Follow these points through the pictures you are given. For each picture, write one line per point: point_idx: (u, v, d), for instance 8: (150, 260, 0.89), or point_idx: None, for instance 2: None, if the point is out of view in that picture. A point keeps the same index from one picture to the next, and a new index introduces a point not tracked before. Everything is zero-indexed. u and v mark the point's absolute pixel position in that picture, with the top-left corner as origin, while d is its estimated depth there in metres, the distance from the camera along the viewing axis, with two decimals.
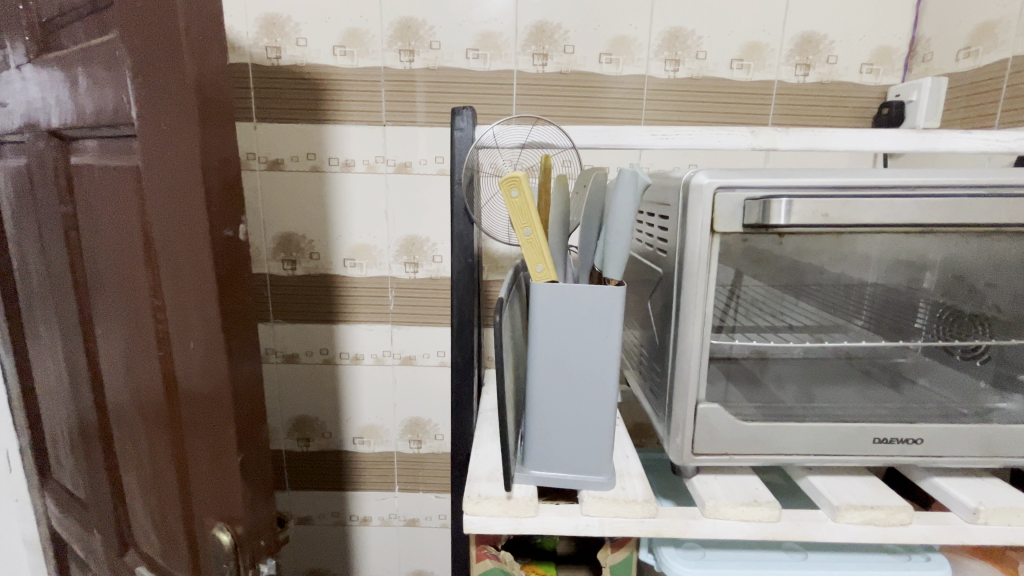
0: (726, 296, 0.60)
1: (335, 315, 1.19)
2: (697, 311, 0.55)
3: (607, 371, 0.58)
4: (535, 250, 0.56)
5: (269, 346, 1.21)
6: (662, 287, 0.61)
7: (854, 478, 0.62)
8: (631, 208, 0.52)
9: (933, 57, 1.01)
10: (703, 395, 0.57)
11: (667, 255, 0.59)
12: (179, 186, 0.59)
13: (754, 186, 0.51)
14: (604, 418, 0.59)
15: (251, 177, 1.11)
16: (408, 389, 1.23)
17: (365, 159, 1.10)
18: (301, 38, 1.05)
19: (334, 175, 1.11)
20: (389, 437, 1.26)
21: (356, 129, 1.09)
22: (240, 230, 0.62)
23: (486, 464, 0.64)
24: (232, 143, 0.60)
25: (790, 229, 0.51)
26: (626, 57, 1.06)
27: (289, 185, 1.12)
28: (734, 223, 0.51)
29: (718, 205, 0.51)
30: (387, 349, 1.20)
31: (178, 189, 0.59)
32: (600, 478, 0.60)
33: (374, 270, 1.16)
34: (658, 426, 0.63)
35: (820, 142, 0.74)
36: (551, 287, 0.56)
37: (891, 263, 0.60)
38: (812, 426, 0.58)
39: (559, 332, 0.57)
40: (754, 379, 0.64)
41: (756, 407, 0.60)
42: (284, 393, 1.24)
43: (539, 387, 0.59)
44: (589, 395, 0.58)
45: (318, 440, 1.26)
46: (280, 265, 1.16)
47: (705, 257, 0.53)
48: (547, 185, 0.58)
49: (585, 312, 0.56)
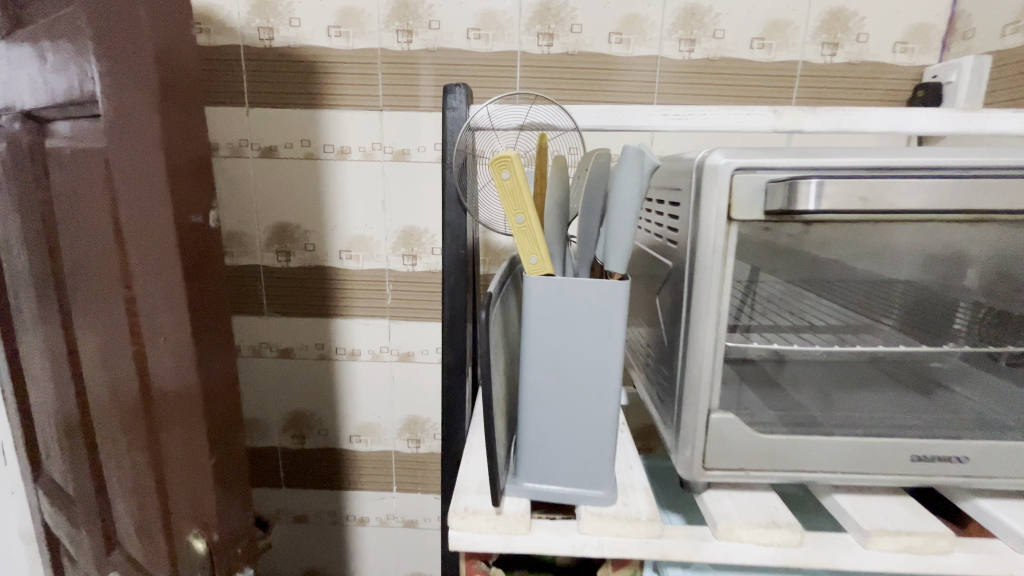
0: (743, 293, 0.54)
1: (332, 309, 1.14)
2: (711, 310, 0.48)
3: (608, 374, 0.52)
4: (529, 240, 0.50)
5: (264, 341, 1.17)
6: (672, 282, 0.54)
7: (885, 498, 0.55)
8: (637, 191, 0.46)
9: (976, 34, 0.92)
10: (716, 403, 0.51)
11: (678, 245, 0.52)
12: (143, 170, 0.55)
13: (779, 167, 0.45)
14: (605, 426, 0.53)
15: (244, 165, 1.07)
16: (407, 386, 1.18)
17: (362, 146, 1.05)
18: (294, 18, 1.00)
19: (329, 163, 1.06)
20: (387, 435, 1.22)
21: (352, 115, 1.04)
22: (210, 216, 0.57)
23: (475, 474, 0.58)
24: (199, 124, 0.55)
25: (819, 216, 0.44)
26: (638, 37, 0.99)
27: (283, 173, 1.07)
28: (754, 209, 0.45)
29: (736, 189, 0.45)
30: (385, 345, 1.16)
31: (142, 172, 0.55)
32: (600, 492, 0.54)
33: (371, 262, 1.11)
34: (666, 436, 0.57)
35: (851, 123, 0.66)
36: (546, 281, 0.50)
37: (926, 257, 0.53)
38: (840, 441, 0.51)
39: (555, 331, 0.51)
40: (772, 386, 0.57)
41: (776, 417, 0.54)
42: (280, 388, 1.20)
43: (534, 392, 0.53)
44: (589, 401, 0.52)
45: (315, 437, 1.23)
46: (274, 256, 1.12)
47: (721, 248, 0.46)
48: (543, 168, 0.52)
49: (585, 308, 0.50)
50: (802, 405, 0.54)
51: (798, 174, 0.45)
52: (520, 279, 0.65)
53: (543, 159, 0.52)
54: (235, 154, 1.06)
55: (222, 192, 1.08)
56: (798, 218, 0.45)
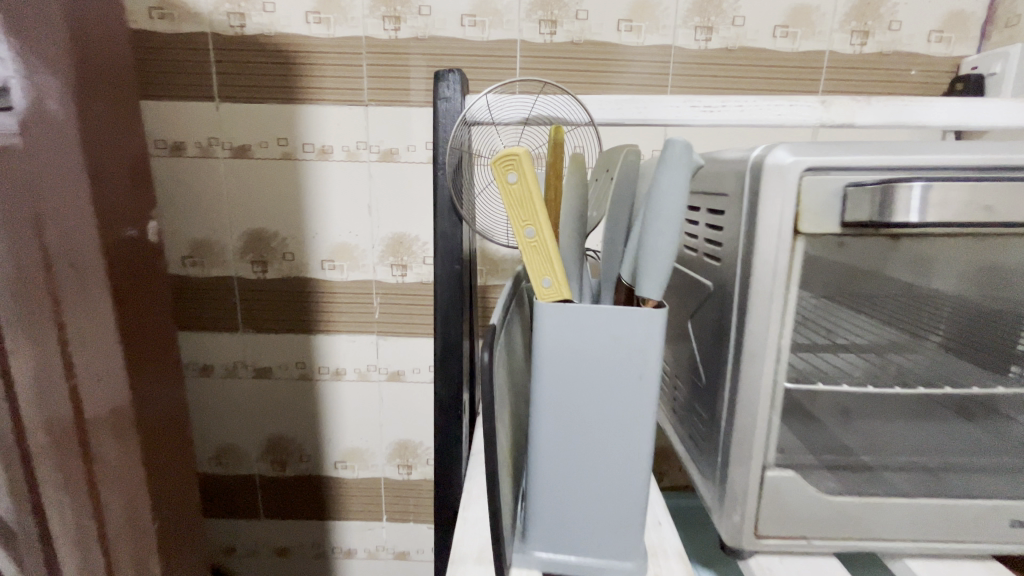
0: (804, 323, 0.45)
1: (313, 324, 1.04)
2: (769, 347, 0.39)
3: (638, 423, 0.42)
4: (540, 257, 0.40)
5: (239, 359, 1.06)
6: (714, 308, 0.45)
7: (967, 565, 0.46)
8: (680, 200, 0.36)
9: (1021, 21, 0.84)
10: (772, 458, 0.41)
11: (723, 264, 0.43)
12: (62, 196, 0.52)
13: (863, 166, 0.35)
14: (634, 486, 0.43)
15: (214, 166, 0.96)
16: (397, 408, 1.08)
17: (345, 145, 0.95)
18: (268, 2, 0.89)
19: (309, 164, 0.96)
20: (375, 461, 1.11)
21: (334, 111, 0.93)
22: (138, 231, 0.58)
23: (474, 538, 0.48)
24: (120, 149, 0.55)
25: (913, 230, 0.35)
26: (650, 24, 0.89)
27: (257, 175, 0.97)
28: (828, 220, 0.35)
29: (806, 194, 0.35)
30: (373, 364, 1.05)
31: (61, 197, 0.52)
32: (628, 564, 0.44)
33: (357, 273, 1.01)
34: (704, 491, 0.47)
35: (911, 116, 0.55)
36: (562, 309, 0.41)
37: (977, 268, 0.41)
38: (903, 502, 0.44)
39: (574, 371, 0.42)
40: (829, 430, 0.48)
41: (838, 473, 0.45)
42: (257, 411, 1.09)
43: (546, 443, 0.43)
44: (615, 456, 0.43)
45: (296, 463, 1.12)
46: (249, 267, 1.01)
47: (782, 271, 0.37)
48: (558, 170, 0.43)
49: (612, 343, 0.41)
50: (855, 451, 0.46)
51: (887, 175, 0.35)
52: (527, 300, 0.55)
53: (559, 160, 0.43)
54: (204, 154, 0.96)
55: (190, 197, 0.98)
56: (882, 232, 0.36)
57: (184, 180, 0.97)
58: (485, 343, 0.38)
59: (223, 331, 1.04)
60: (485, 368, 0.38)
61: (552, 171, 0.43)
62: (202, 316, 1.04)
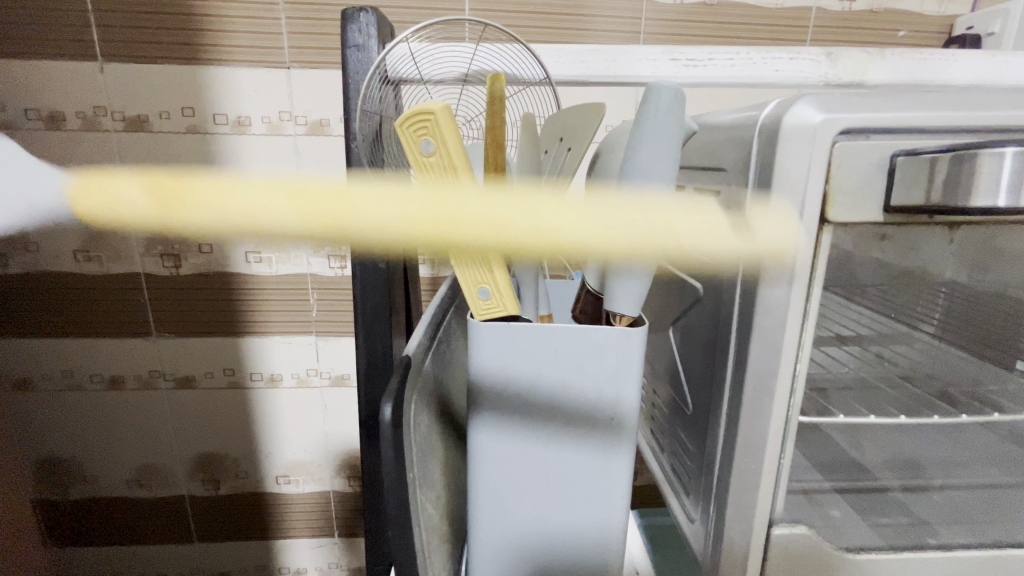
0: (829, 336, 0.35)
1: (238, 325, 0.83)
2: (783, 377, 0.29)
3: (607, 474, 0.32)
4: (474, 260, 0.29)
5: (155, 367, 0.84)
6: (709, 317, 0.35)
7: None
8: (666, 178, 0.26)
9: None
10: (779, 508, 0.32)
11: (722, 262, 0.33)
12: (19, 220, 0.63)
13: (918, 127, 0.25)
14: (605, 552, 0.33)
15: (105, 143, 0.75)
16: (346, 416, 0.88)
17: (265, 115, 0.74)
18: None
19: (222, 139, 0.75)
20: (324, 474, 0.91)
21: (247, 75, 0.73)
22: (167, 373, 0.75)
23: None
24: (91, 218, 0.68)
25: (988, 216, 0.25)
26: None
27: (160, 154, 0.76)
28: (861, 202, 0.26)
29: (839, 165, 0.25)
30: (313, 367, 0.85)
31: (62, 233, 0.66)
32: None
33: (288, 266, 0.81)
34: (698, 544, 0.37)
35: (930, 72, 0.48)
36: (503, 329, 0.30)
37: (984, 253, 0.35)
38: (932, 557, 0.35)
39: (525, 417, 0.31)
40: (851, 462, 0.39)
41: (869, 525, 0.37)
42: (171, 427, 0.88)
43: (489, 500, 0.33)
44: (585, 519, 0.33)
45: (231, 481, 0.92)
46: (158, 261, 0.80)
47: (805, 273, 0.27)
48: (251, 215, 0.24)
49: (576, 377, 0.30)
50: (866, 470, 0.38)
51: (954, 140, 0.25)
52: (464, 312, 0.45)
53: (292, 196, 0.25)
54: (91, 128, 0.74)
55: None
56: (933, 219, 0.26)
57: (67, 160, 0.75)
58: (389, 392, 0.30)
59: (120, 339, 0.82)
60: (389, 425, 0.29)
61: (164, 185, 0.25)
62: (91, 318, 0.82)
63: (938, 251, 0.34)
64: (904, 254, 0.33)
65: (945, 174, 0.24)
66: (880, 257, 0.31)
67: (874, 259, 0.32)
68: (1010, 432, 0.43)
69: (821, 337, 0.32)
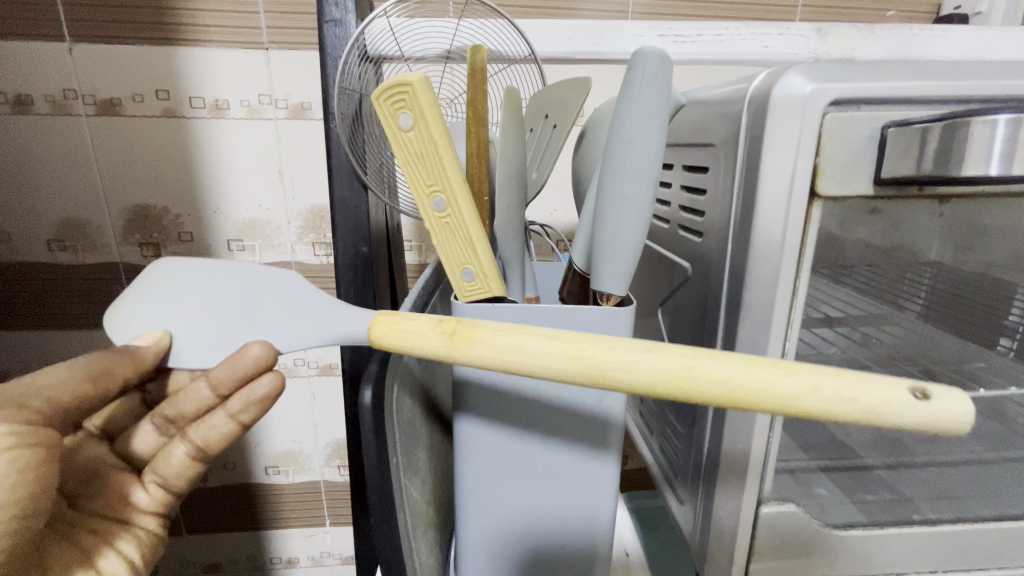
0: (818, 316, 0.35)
1: None
2: (772, 354, 0.28)
3: (594, 459, 0.31)
4: (456, 239, 0.29)
5: None
6: (697, 298, 0.35)
7: None
8: (654, 152, 0.25)
9: None
10: (768, 486, 0.32)
11: (711, 240, 0.32)
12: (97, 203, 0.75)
13: (909, 97, 0.25)
14: (591, 537, 0.33)
15: (76, 128, 0.72)
16: (336, 406, 0.87)
17: (244, 98, 0.72)
18: None
19: (199, 123, 0.73)
20: (314, 464, 0.90)
21: (224, 56, 0.70)
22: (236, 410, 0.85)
23: None
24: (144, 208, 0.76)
25: (977, 186, 0.25)
26: None
27: (134, 140, 0.73)
28: (850, 172, 0.25)
29: (830, 137, 0.25)
30: (300, 355, 0.84)
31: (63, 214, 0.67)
32: None
33: (272, 253, 0.79)
34: (690, 527, 0.38)
35: (920, 48, 0.50)
36: (488, 313, 0.29)
37: (971, 230, 0.35)
38: (918, 532, 0.36)
39: (514, 400, 0.31)
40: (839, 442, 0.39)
41: (857, 504, 0.37)
42: None
43: (477, 483, 0.32)
44: (572, 504, 0.32)
45: (219, 473, 0.91)
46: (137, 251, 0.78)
47: (795, 250, 0.27)
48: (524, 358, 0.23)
49: None
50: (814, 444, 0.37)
51: (943, 110, 0.25)
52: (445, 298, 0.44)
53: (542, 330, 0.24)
54: (60, 113, 0.71)
55: (49, 170, 0.73)
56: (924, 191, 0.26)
57: (35, 146, 0.72)
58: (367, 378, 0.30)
59: (98, 331, 0.80)
60: (369, 410, 0.29)
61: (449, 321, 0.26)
62: (71, 310, 0.79)
63: (926, 227, 0.33)
64: (892, 229, 0.32)
65: (936, 144, 0.23)
66: (868, 234, 0.31)
67: (864, 237, 0.31)
68: (989, 410, 0.43)
69: (808, 317, 0.32)
